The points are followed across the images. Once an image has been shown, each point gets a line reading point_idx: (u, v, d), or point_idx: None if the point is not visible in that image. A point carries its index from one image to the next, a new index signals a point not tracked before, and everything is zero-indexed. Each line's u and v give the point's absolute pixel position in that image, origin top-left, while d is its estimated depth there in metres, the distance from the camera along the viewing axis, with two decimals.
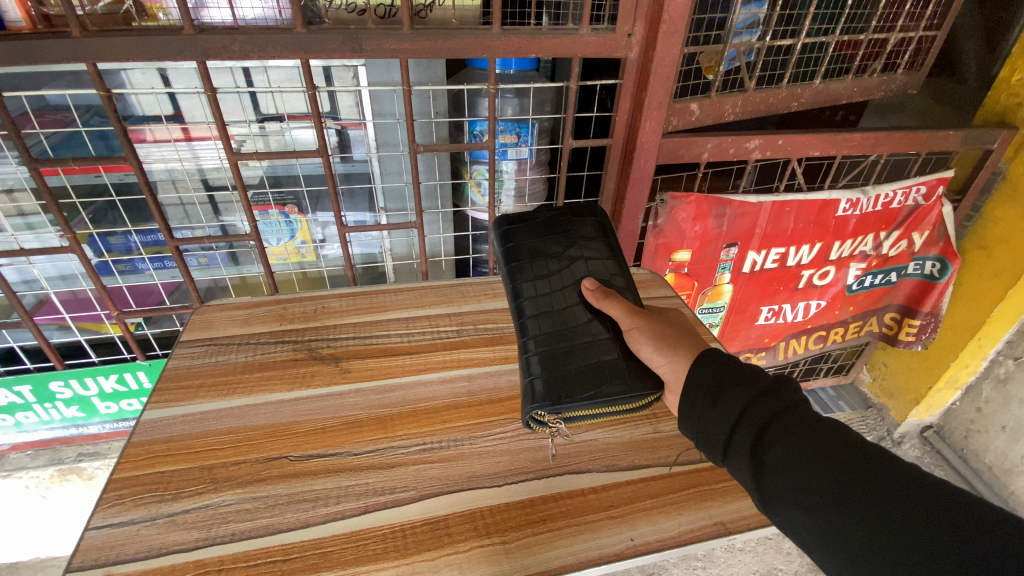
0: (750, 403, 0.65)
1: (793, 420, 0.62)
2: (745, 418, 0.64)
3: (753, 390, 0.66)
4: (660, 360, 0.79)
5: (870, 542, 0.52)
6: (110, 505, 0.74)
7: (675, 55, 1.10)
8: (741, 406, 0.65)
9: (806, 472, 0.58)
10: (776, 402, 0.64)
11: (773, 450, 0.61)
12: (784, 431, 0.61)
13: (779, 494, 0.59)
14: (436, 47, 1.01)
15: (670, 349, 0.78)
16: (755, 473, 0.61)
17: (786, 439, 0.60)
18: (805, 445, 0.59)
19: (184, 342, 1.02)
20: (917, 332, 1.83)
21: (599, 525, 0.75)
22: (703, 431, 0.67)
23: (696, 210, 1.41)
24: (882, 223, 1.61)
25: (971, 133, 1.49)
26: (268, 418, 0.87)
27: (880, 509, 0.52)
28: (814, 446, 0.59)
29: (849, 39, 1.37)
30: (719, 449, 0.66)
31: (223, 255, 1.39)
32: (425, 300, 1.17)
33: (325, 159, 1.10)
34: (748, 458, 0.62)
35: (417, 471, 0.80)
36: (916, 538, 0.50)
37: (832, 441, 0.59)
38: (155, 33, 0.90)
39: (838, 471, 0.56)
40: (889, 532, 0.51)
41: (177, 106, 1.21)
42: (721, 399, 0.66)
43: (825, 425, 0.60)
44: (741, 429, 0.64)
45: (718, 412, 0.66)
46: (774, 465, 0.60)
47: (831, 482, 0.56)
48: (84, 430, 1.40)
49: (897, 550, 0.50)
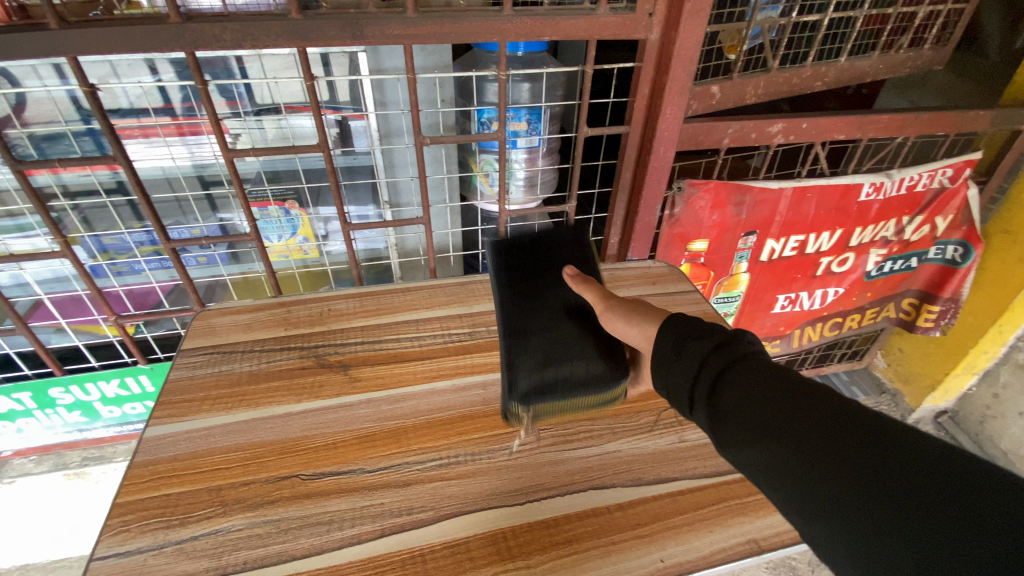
0: (710, 354, 0.56)
1: (758, 369, 0.52)
2: (706, 369, 0.55)
3: (716, 339, 0.56)
4: (632, 329, 0.73)
5: (847, 507, 0.41)
6: (115, 533, 0.70)
7: (699, 36, 1.03)
8: (702, 357, 0.56)
9: (770, 421, 0.48)
10: (742, 351, 0.55)
11: (734, 399, 0.51)
12: (749, 380, 0.51)
13: (740, 449, 0.49)
14: (442, 32, 0.93)
15: (641, 318, 0.72)
16: (716, 428, 0.52)
17: (750, 387, 0.51)
18: (770, 393, 0.49)
19: (186, 351, 0.98)
20: (937, 317, 1.78)
21: (627, 545, 0.72)
22: (665, 387, 0.58)
23: (714, 198, 1.35)
24: (906, 208, 1.55)
25: (1002, 113, 1.41)
26: (275, 434, 0.83)
27: (854, 466, 0.42)
28: (781, 395, 0.48)
29: (878, 13, 1.28)
30: (682, 406, 0.57)
31: (223, 254, 1.34)
32: (434, 300, 1.12)
33: (326, 154, 1.03)
34: (709, 412, 0.53)
35: (435, 489, 0.77)
36: (901, 504, 0.39)
37: (806, 393, 0.48)
38: (140, 23, 0.83)
39: (808, 419, 0.46)
40: (871, 494, 0.40)
41: (167, 99, 1.16)
42: (682, 352, 0.58)
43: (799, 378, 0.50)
44: (702, 379, 0.55)
45: (679, 364, 0.57)
46: (734, 417, 0.50)
47: (798, 431, 0.46)
48: (89, 434, 1.37)
49: (870, 513, 0.40)
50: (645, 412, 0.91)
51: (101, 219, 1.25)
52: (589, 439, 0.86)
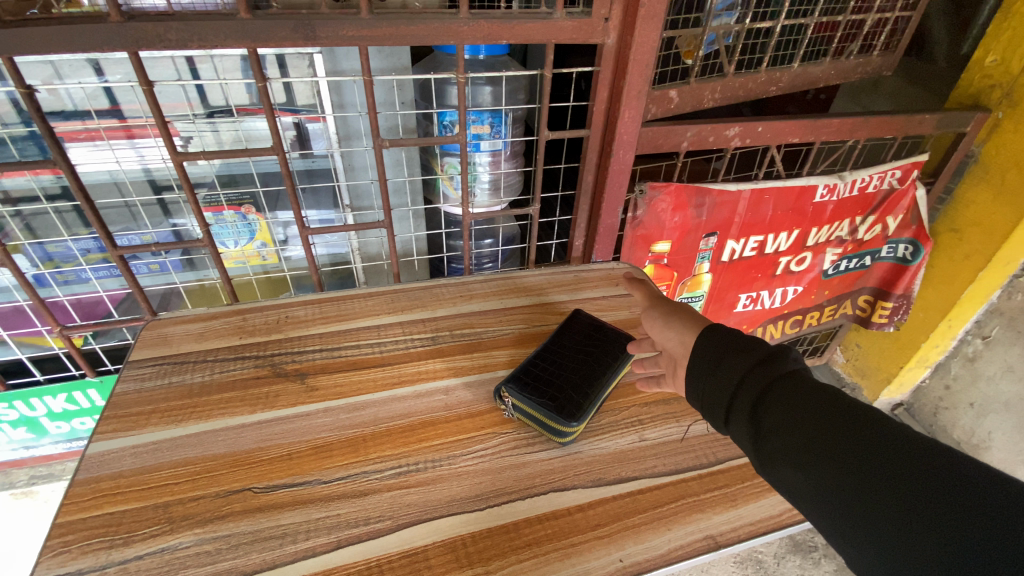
0: (750, 370, 0.63)
1: (792, 386, 0.59)
2: (744, 385, 0.62)
3: (755, 357, 0.64)
4: (670, 333, 0.77)
5: (861, 505, 0.49)
6: (55, 554, 0.67)
7: (654, 41, 1.04)
8: (740, 372, 0.63)
9: (800, 434, 0.55)
10: (779, 369, 0.62)
11: (769, 413, 0.59)
12: (783, 397, 0.59)
13: (773, 455, 0.57)
14: (398, 34, 0.92)
15: (679, 324, 0.76)
16: (752, 437, 0.60)
17: (785, 402, 0.58)
18: (803, 410, 0.56)
19: (134, 362, 0.94)
20: (890, 313, 1.85)
21: (587, 546, 0.72)
22: (706, 399, 0.66)
23: (676, 200, 1.37)
24: (858, 208, 1.61)
25: (946, 116, 1.48)
26: (228, 446, 0.81)
27: (872, 471, 0.50)
28: (811, 410, 0.56)
29: (828, 20, 1.32)
30: (721, 416, 0.64)
31: (175, 261, 1.29)
32: (397, 304, 1.11)
33: (281, 157, 1.00)
34: (747, 423, 0.61)
35: (393, 498, 0.75)
36: (909, 506, 0.47)
37: (833, 408, 0.56)
38: (78, 21, 0.80)
39: (832, 432, 0.54)
40: (880, 494, 0.49)
41: (114, 100, 1.12)
42: (723, 365, 0.65)
43: (828, 393, 0.57)
44: (740, 396, 0.62)
45: (719, 379, 0.65)
46: (769, 428, 0.58)
47: (824, 441, 0.54)
48: (36, 451, 1.33)
49: (884, 513, 0.48)
50: (606, 412, 0.91)
51: (47, 227, 1.20)
52: (551, 442, 0.85)
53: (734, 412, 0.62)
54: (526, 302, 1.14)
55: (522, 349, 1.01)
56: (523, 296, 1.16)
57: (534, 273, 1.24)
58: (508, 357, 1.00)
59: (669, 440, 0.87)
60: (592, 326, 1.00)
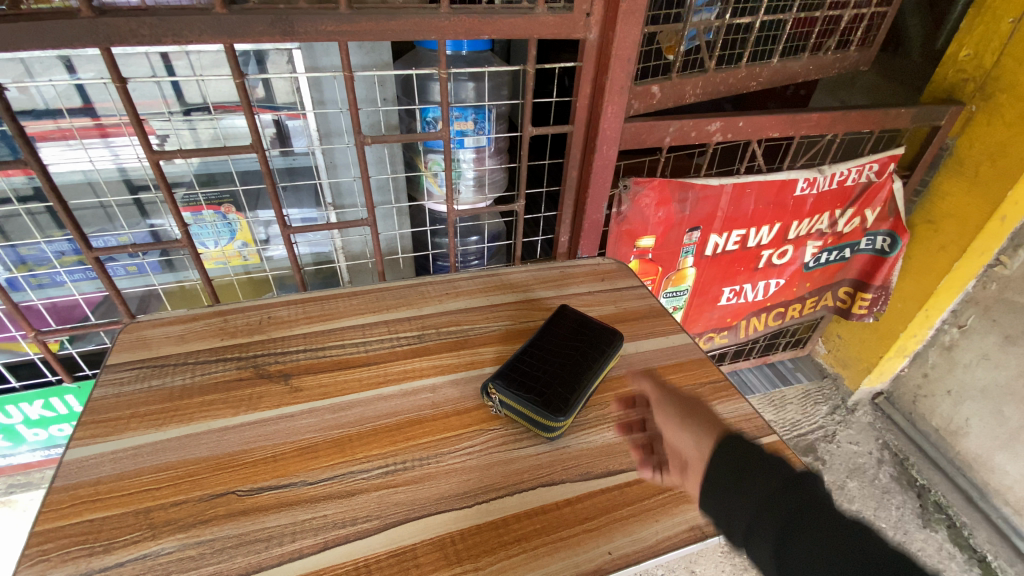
0: (774, 492, 0.62)
1: (817, 515, 0.58)
2: (768, 507, 0.61)
3: (780, 479, 0.63)
4: (685, 434, 0.83)
5: None
6: (32, 564, 0.66)
7: (635, 36, 1.05)
8: (765, 494, 0.62)
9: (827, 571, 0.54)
10: (805, 494, 0.61)
11: (794, 543, 0.57)
12: (809, 526, 0.58)
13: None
14: (378, 29, 0.91)
15: (693, 427, 0.82)
16: (773, 562, 0.58)
17: (811, 534, 0.57)
18: (831, 548, 0.55)
19: (113, 366, 0.92)
20: (870, 304, 1.89)
21: (575, 540, 0.72)
22: (727, 517, 0.65)
23: (659, 195, 1.38)
24: (838, 201, 1.63)
25: (920, 110, 1.51)
26: (211, 449, 0.79)
27: None
28: (839, 549, 0.55)
29: (805, 16, 1.34)
30: (741, 535, 0.63)
31: (154, 263, 1.27)
32: (382, 303, 1.10)
33: (261, 155, 0.98)
34: (768, 547, 0.59)
35: (381, 497, 0.75)
36: None
37: (863, 552, 0.54)
38: (47, 17, 0.78)
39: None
40: None
41: (86, 97, 1.09)
42: (747, 484, 0.65)
43: (857, 532, 0.56)
44: (762, 518, 0.61)
45: (742, 499, 0.64)
46: (792, 557, 0.56)
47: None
48: (13, 460, 1.30)
49: None
50: (593, 406, 0.92)
51: (19, 230, 1.17)
52: (539, 438, 0.85)
53: (757, 536, 0.60)
54: (513, 299, 1.14)
55: (509, 345, 1.01)
56: (509, 292, 1.16)
57: (519, 269, 1.24)
58: (495, 354, 0.99)
59: (655, 432, 0.88)
60: (578, 320, 1.00)
